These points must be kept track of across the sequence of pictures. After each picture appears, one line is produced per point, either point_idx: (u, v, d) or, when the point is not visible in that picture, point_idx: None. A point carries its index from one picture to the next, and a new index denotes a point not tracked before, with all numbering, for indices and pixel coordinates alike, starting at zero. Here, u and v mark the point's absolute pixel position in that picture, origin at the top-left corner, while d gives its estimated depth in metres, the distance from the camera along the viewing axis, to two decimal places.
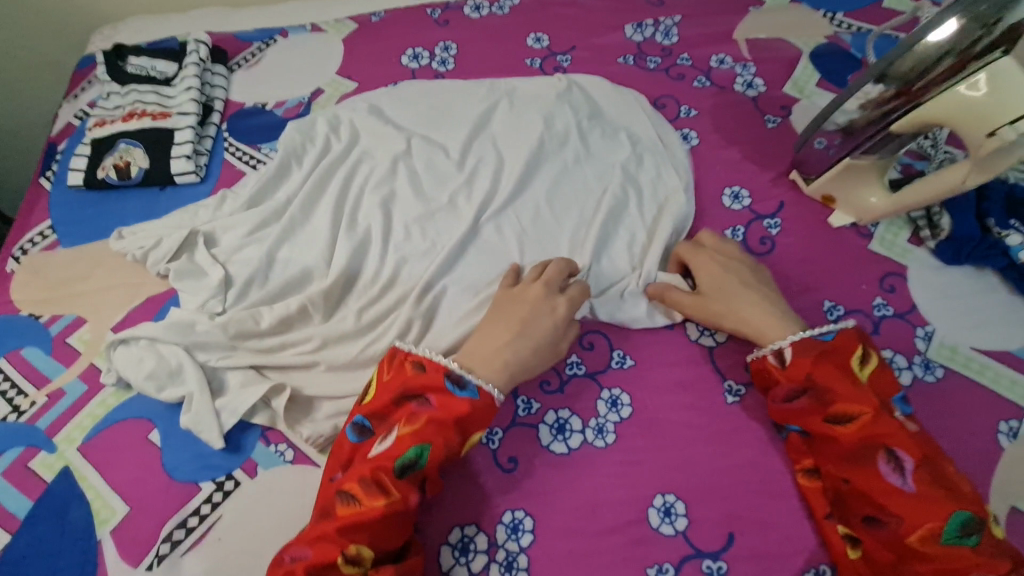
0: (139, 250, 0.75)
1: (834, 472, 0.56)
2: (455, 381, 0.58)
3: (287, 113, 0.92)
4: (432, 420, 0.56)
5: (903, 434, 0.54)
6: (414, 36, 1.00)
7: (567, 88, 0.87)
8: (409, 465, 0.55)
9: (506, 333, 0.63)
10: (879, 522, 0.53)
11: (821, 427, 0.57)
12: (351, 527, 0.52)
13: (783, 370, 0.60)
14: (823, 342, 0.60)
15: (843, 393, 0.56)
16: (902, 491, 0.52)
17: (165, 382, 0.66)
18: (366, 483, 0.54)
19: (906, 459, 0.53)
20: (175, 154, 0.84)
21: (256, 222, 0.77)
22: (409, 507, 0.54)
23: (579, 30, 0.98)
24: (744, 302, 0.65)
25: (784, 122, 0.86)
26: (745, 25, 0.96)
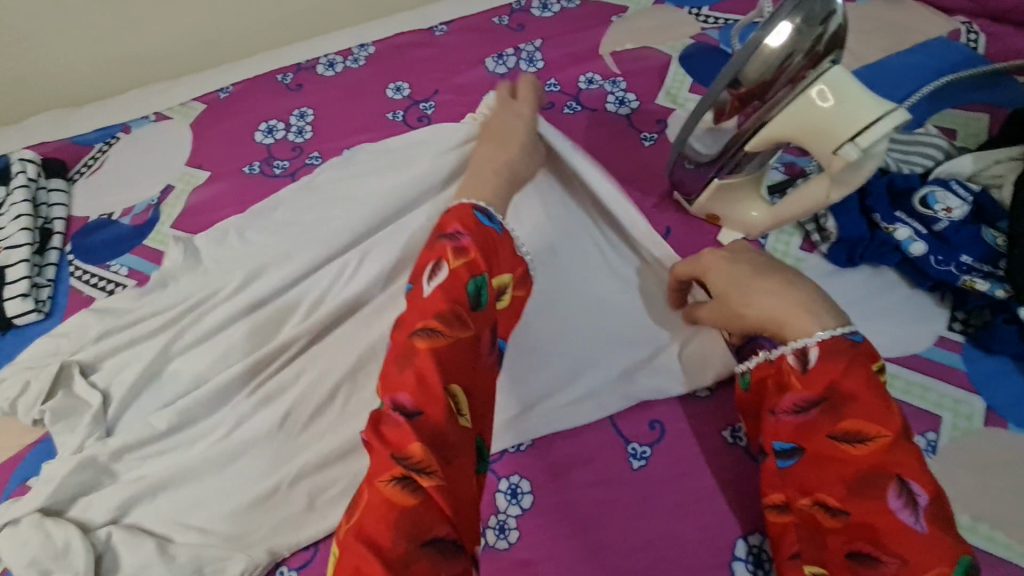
0: (4, 401, 0.68)
1: (829, 500, 0.49)
2: (483, 213, 0.58)
3: (135, 220, 0.84)
4: (479, 249, 0.54)
5: (918, 466, 0.48)
6: (267, 108, 0.93)
7: (458, 145, 0.81)
8: (477, 296, 0.53)
9: (490, 150, 0.67)
10: (879, 564, 0.46)
11: (827, 445, 0.50)
12: (442, 366, 0.49)
13: (801, 376, 0.53)
14: (854, 342, 0.53)
15: (862, 409, 0.50)
16: (910, 529, 0.46)
17: (51, 567, 0.57)
18: (443, 318, 0.51)
19: (919, 493, 0.47)
20: (10, 294, 0.76)
21: (118, 354, 0.71)
22: (479, 350, 0.52)
23: (441, 71, 0.92)
24: (761, 285, 0.58)
25: (661, 137, 0.82)
26: (609, 38, 0.92)
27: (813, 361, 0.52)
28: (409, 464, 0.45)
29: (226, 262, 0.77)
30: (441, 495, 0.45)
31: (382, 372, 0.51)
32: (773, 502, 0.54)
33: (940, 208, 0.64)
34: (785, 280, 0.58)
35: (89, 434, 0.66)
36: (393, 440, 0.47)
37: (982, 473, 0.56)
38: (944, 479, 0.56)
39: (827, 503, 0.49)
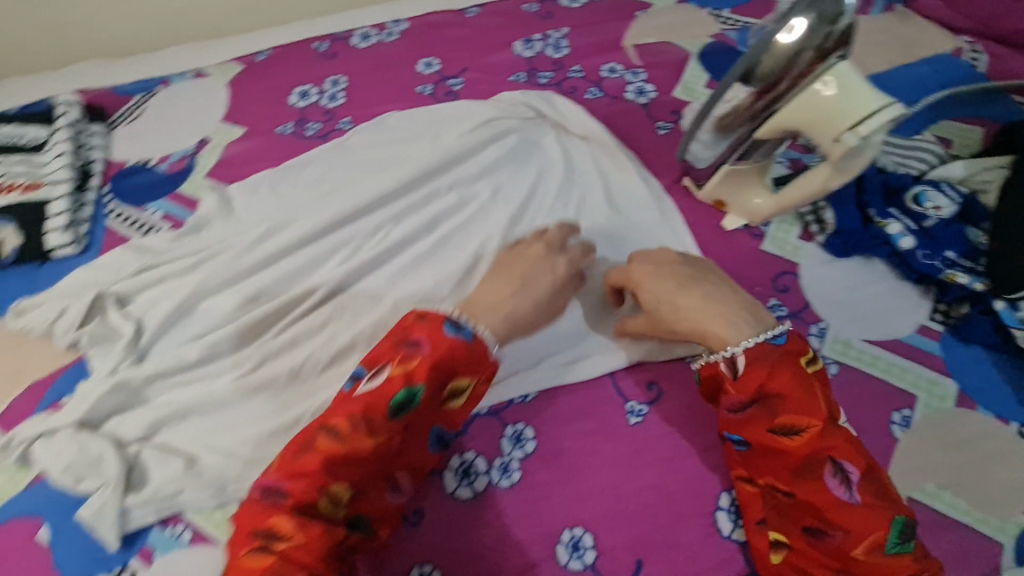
0: (43, 322, 0.72)
1: (776, 483, 0.55)
2: (453, 323, 0.58)
3: (172, 168, 0.88)
4: (425, 362, 0.55)
5: (848, 447, 0.54)
6: (302, 73, 0.97)
7: (486, 121, 0.85)
8: (400, 408, 0.55)
9: (507, 287, 0.64)
10: (824, 534, 0.52)
11: (767, 438, 0.55)
12: (335, 463, 0.53)
13: (734, 382, 0.58)
14: (778, 345, 0.57)
15: (792, 405, 0.55)
16: (847, 504, 0.52)
17: (84, 472, 0.63)
18: (353, 420, 0.54)
19: (852, 472, 0.53)
20: (51, 227, 0.79)
21: (156, 288, 0.75)
22: (390, 449, 0.55)
23: (470, 50, 0.97)
24: (687, 297, 0.62)
25: (676, 127, 0.87)
26: (633, 31, 0.96)
27: (741, 368, 0.57)
28: (267, 533, 0.51)
29: (257, 213, 0.81)
30: (289, 566, 0.50)
31: (281, 450, 0.55)
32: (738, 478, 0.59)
33: (930, 206, 0.70)
34: (712, 291, 0.63)
35: (124, 357, 0.70)
36: (257, 512, 0.52)
37: (950, 447, 0.61)
38: (914, 451, 0.61)
39: (775, 485, 0.55)
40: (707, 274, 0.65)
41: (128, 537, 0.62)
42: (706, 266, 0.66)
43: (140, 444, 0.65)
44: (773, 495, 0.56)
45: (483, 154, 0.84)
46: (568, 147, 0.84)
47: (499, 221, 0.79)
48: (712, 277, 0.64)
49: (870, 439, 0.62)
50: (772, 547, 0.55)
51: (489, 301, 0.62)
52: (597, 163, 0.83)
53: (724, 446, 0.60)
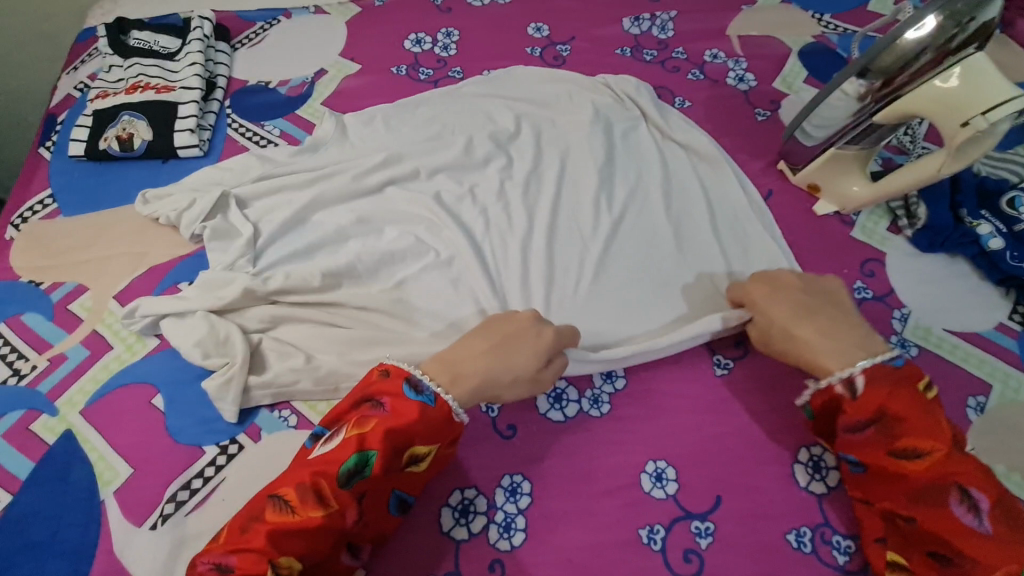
0: (172, 212, 0.76)
1: (895, 508, 0.54)
2: (413, 386, 0.57)
3: (290, 92, 0.93)
4: (381, 425, 0.54)
5: (978, 476, 0.51)
6: (417, 22, 1.01)
7: (585, 95, 0.89)
8: (353, 473, 0.53)
9: (484, 339, 0.61)
10: (951, 564, 0.50)
11: (886, 461, 0.55)
12: (283, 534, 0.50)
13: (851, 401, 0.57)
14: (898, 368, 0.57)
15: (915, 427, 0.54)
16: (977, 533, 0.49)
17: (211, 350, 0.67)
18: (305, 491, 0.52)
19: (980, 500, 0.50)
20: (180, 128, 0.84)
21: (276, 194, 0.79)
22: (342, 522, 0.52)
23: (580, 21, 1.01)
24: (800, 329, 0.61)
25: (774, 116, 0.90)
26: (737, 22, 1.01)
27: (861, 387, 0.57)
28: None
29: (371, 142, 0.86)
30: None
31: (229, 524, 0.53)
32: (859, 501, 0.59)
33: None
34: (830, 324, 0.61)
35: (242, 253, 0.74)
36: None
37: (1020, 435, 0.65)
38: (985, 434, 0.65)
39: (894, 511, 0.54)
40: (823, 306, 0.63)
41: (242, 415, 0.66)
42: (836, 297, 0.64)
43: (261, 334, 0.69)
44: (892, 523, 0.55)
45: (584, 120, 0.87)
46: (667, 121, 0.87)
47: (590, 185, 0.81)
48: (830, 305, 0.63)
49: None
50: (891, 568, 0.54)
51: (459, 360, 0.60)
52: (692, 137, 0.85)
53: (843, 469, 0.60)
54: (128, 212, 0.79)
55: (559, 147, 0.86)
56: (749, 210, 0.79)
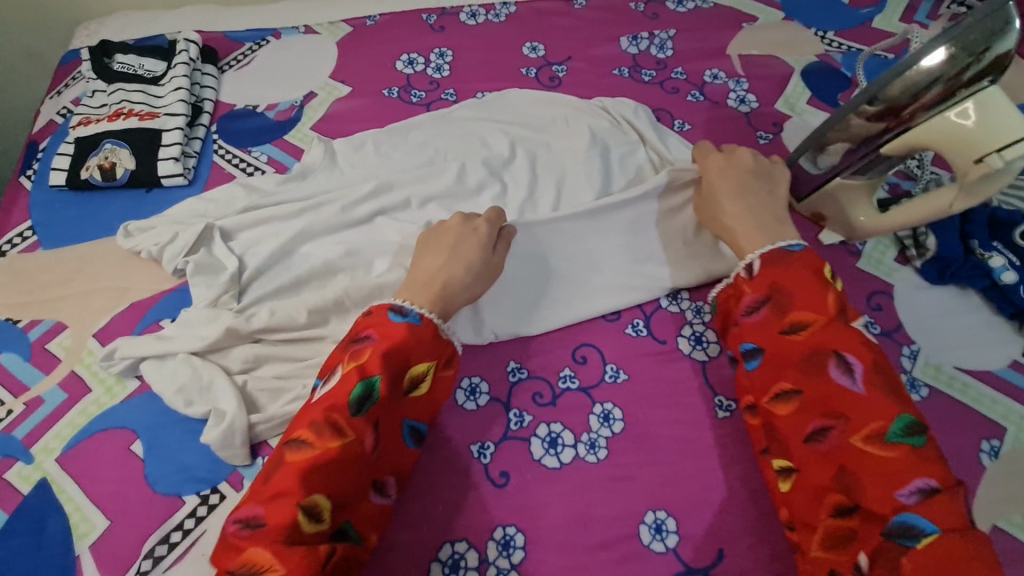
0: (154, 246, 0.74)
1: (784, 387, 0.56)
2: (397, 311, 0.59)
3: (279, 116, 0.90)
4: (376, 351, 0.55)
5: (856, 343, 0.54)
6: (409, 41, 0.99)
7: (583, 117, 0.87)
8: (364, 399, 0.53)
9: (439, 258, 0.65)
10: (824, 431, 0.52)
11: (776, 338, 0.58)
12: (308, 471, 0.50)
13: (749, 282, 0.62)
14: (791, 252, 0.61)
15: (801, 302, 0.58)
16: (849, 391, 0.52)
17: (195, 397, 0.65)
18: (324, 429, 0.51)
19: (854, 362, 0.53)
20: (164, 156, 0.81)
21: (263, 224, 0.77)
22: (362, 450, 0.52)
23: (576, 40, 0.99)
24: (732, 204, 0.68)
25: (776, 138, 0.88)
26: (737, 42, 0.98)
27: (757, 268, 0.61)
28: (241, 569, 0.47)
29: (361, 169, 0.84)
30: None
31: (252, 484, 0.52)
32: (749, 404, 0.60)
33: None
34: (761, 209, 0.68)
35: (226, 288, 0.71)
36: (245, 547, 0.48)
37: None
38: (1000, 481, 0.62)
39: (784, 390, 0.56)
40: (756, 189, 0.69)
41: (253, 454, 0.64)
42: (779, 186, 0.71)
43: (245, 375, 0.67)
44: (774, 408, 0.56)
45: (582, 143, 0.84)
46: (667, 146, 0.85)
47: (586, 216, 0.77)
48: (763, 191, 0.69)
49: (957, 463, 0.63)
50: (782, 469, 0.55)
51: (421, 284, 0.62)
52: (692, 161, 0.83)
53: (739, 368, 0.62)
54: (109, 245, 0.77)
55: (555, 173, 0.83)
56: None
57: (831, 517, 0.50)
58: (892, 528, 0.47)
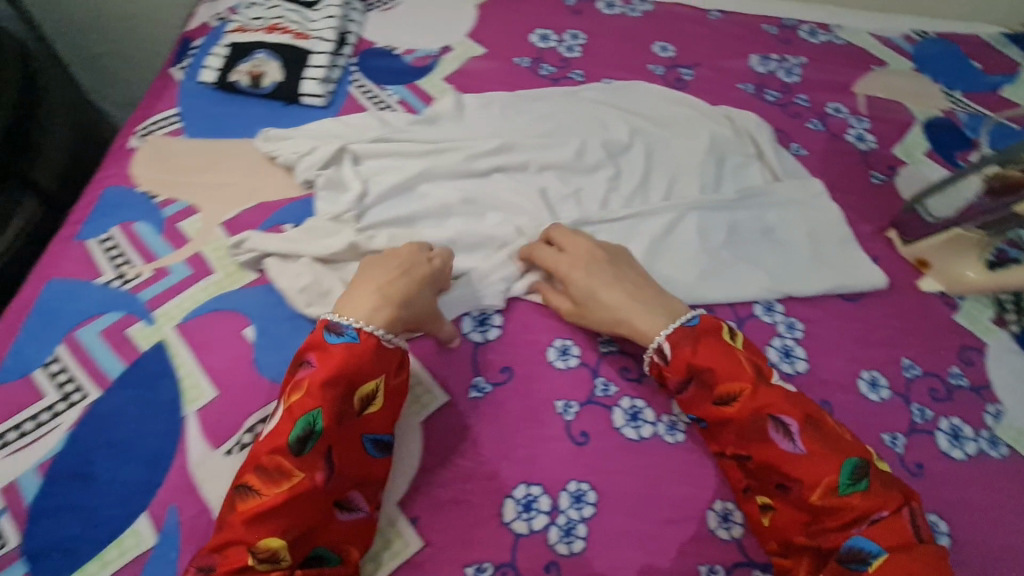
0: (292, 154, 0.78)
1: (736, 451, 0.60)
2: (334, 331, 0.60)
3: (415, 62, 0.94)
4: (316, 381, 0.56)
5: (783, 401, 0.59)
6: (547, 18, 1.02)
7: (704, 122, 0.89)
8: (304, 438, 0.54)
9: (388, 278, 0.65)
10: (787, 488, 0.57)
11: (712, 410, 0.61)
12: (257, 516, 0.51)
13: (667, 365, 0.63)
14: (693, 327, 0.64)
15: (723, 373, 0.61)
16: (794, 455, 0.57)
17: (314, 299, 0.68)
18: (264, 472, 0.53)
19: (790, 424, 0.58)
20: (310, 76, 0.86)
21: (390, 157, 0.81)
22: (315, 484, 0.54)
23: (706, 49, 1.01)
24: (609, 294, 0.68)
25: (890, 181, 0.89)
26: (864, 82, 1.00)
27: (667, 352, 0.63)
28: None
29: (486, 126, 0.87)
30: None
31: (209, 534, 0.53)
32: (715, 455, 0.64)
33: None
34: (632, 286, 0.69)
35: (349, 208, 0.75)
36: None
37: None
38: None
39: (737, 453, 0.60)
40: (625, 274, 0.70)
41: None
42: (623, 258, 0.72)
43: None
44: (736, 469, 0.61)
45: (702, 146, 0.86)
46: (781, 164, 0.87)
47: (691, 217, 0.80)
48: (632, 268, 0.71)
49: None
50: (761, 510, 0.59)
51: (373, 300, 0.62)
52: (805, 184, 0.84)
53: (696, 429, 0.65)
54: (247, 145, 0.81)
55: (670, 168, 0.85)
56: (850, 271, 0.78)
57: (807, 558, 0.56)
58: (845, 556, 0.53)
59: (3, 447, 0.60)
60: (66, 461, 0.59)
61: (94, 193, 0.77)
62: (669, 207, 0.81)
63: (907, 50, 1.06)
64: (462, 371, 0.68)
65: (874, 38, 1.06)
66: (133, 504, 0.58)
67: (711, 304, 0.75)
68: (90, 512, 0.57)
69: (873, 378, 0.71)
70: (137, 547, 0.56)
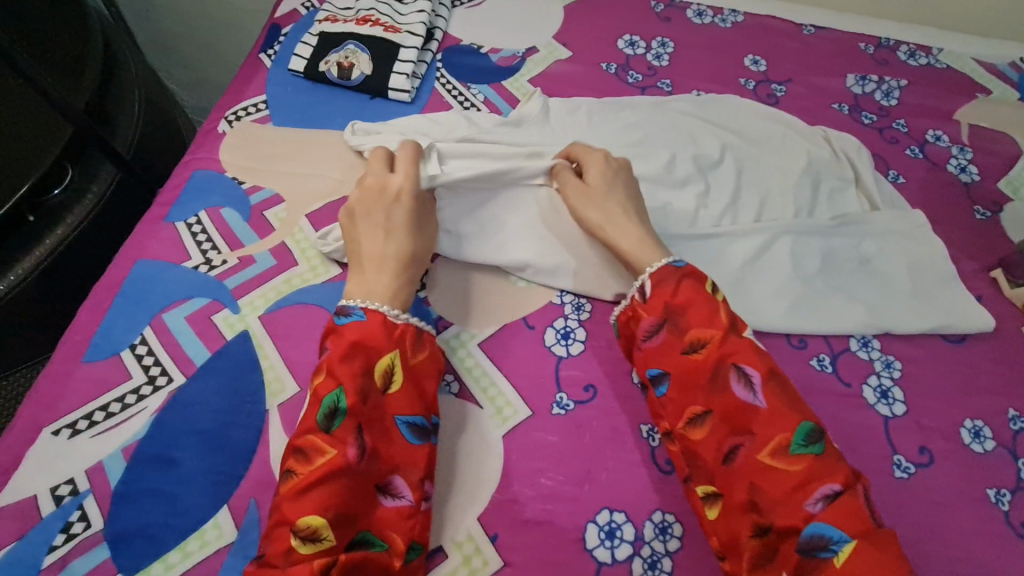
0: None
1: (692, 410, 0.56)
2: (343, 314, 0.58)
3: (501, 61, 0.92)
4: (334, 363, 0.55)
5: (750, 352, 0.55)
6: (634, 24, 0.99)
7: (799, 140, 0.85)
8: (331, 413, 0.52)
9: (374, 245, 0.63)
10: (739, 450, 0.52)
11: (678, 359, 0.57)
12: (294, 498, 0.49)
13: (645, 305, 0.61)
14: (679, 267, 0.61)
15: (694, 318, 0.58)
16: (753, 406, 0.53)
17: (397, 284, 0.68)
18: (298, 453, 0.51)
19: (753, 375, 0.54)
20: (398, 70, 0.84)
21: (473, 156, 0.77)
22: (348, 461, 0.51)
23: (799, 65, 0.97)
24: (616, 203, 0.68)
25: (994, 217, 0.84)
26: (968, 109, 0.94)
27: (648, 291, 0.60)
28: None
29: (573, 132, 0.84)
30: None
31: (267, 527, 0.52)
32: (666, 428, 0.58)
33: None
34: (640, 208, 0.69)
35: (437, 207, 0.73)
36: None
37: None
38: None
39: (695, 413, 0.55)
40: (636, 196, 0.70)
41: None
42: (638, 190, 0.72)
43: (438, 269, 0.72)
44: (688, 432, 0.55)
45: (797, 167, 0.82)
46: (880, 192, 0.83)
47: (785, 240, 0.76)
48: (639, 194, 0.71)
49: None
50: (706, 500, 0.54)
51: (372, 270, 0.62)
52: (905, 214, 0.80)
53: (649, 394, 0.59)
54: (333, 137, 0.80)
55: (762, 186, 0.81)
56: (954, 311, 0.74)
57: (752, 538, 0.50)
58: (801, 537, 0.48)
59: (90, 427, 0.60)
60: (150, 445, 0.59)
61: (183, 176, 0.77)
62: (762, 229, 0.77)
63: (1014, 78, 1.00)
64: (544, 385, 0.66)
65: (978, 64, 1.01)
66: (215, 496, 0.57)
67: (804, 334, 0.72)
68: (172, 499, 0.56)
69: (975, 428, 0.67)
70: (218, 540, 0.55)
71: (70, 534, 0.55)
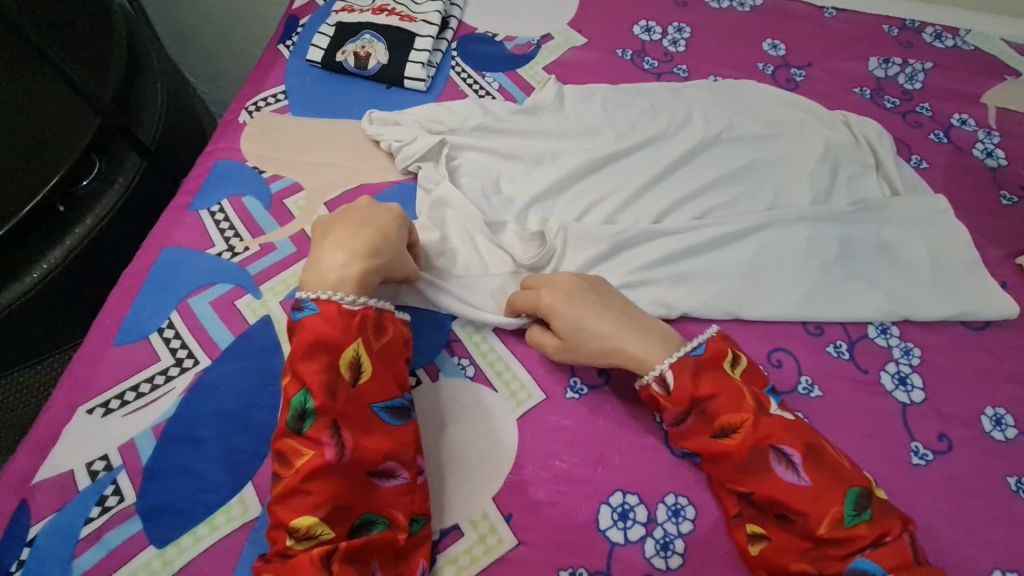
0: (395, 141, 0.78)
1: (735, 487, 0.56)
2: (298, 308, 0.58)
3: (516, 49, 0.92)
4: (294, 363, 0.55)
5: (784, 430, 0.55)
6: (651, 10, 0.98)
7: (817, 126, 0.84)
8: (301, 415, 0.54)
9: (345, 233, 0.63)
10: (789, 521, 0.53)
11: (711, 445, 0.56)
12: (286, 500, 0.52)
13: (667, 398, 0.58)
14: (698, 356, 0.60)
15: (722, 404, 0.57)
16: (798, 486, 0.52)
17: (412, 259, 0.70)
18: (280, 457, 0.54)
19: (793, 454, 0.54)
20: (413, 59, 0.85)
21: (490, 151, 0.79)
22: (327, 462, 0.52)
23: (820, 49, 0.96)
24: (599, 323, 0.63)
25: (1021, 203, 0.82)
26: (997, 92, 0.92)
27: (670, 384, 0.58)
28: None
29: (588, 118, 0.83)
30: None
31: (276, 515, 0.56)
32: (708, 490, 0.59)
33: None
34: (623, 313, 0.64)
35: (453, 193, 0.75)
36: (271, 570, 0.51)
37: None
38: None
39: (736, 490, 0.56)
40: (610, 296, 0.65)
41: (449, 352, 0.68)
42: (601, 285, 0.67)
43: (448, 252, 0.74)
44: None
45: (815, 153, 0.81)
46: (901, 177, 0.81)
47: (801, 227, 0.75)
48: (610, 291, 0.66)
49: None
50: (752, 540, 0.55)
51: (336, 260, 0.60)
52: (926, 199, 0.79)
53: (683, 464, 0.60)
54: (350, 127, 0.82)
55: (778, 173, 0.81)
56: (977, 299, 0.72)
57: None
58: None
59: (122, 406, 0.62)
60: (178, 425, 0.61)
61: (206, 165, 0.79)
62: (779, 215, 0.76)
63: None
64: (557, 369, 0.67)
65: (1009, 45, 0.98)
66: (240, 474, 0.59)
67: (821, 321, 0.71)
68: (198, 476, 0.59)
69: (997, 416, 0.67)
70: (244, 515, 0.58)
71: (104, 507, 0.58)
